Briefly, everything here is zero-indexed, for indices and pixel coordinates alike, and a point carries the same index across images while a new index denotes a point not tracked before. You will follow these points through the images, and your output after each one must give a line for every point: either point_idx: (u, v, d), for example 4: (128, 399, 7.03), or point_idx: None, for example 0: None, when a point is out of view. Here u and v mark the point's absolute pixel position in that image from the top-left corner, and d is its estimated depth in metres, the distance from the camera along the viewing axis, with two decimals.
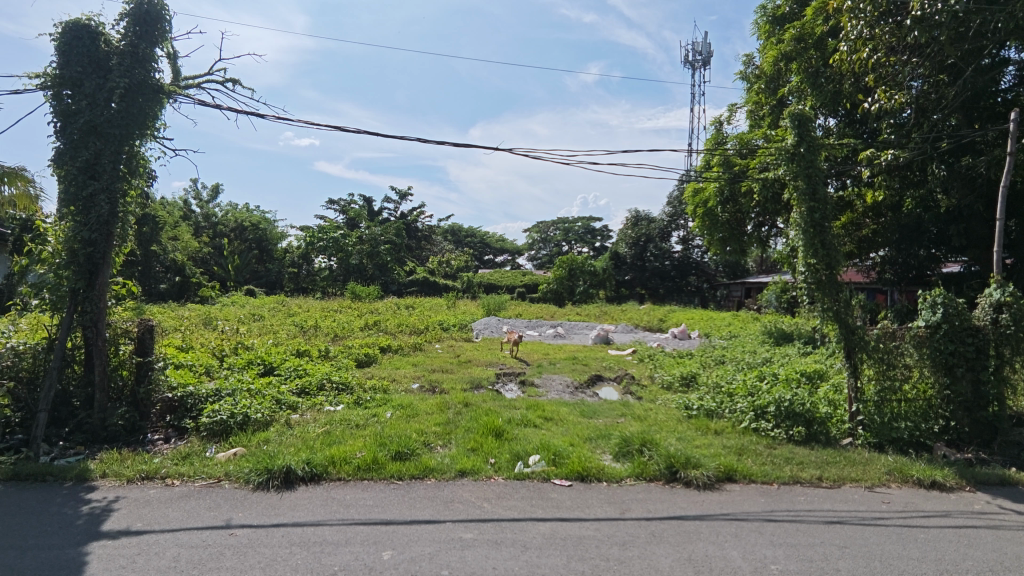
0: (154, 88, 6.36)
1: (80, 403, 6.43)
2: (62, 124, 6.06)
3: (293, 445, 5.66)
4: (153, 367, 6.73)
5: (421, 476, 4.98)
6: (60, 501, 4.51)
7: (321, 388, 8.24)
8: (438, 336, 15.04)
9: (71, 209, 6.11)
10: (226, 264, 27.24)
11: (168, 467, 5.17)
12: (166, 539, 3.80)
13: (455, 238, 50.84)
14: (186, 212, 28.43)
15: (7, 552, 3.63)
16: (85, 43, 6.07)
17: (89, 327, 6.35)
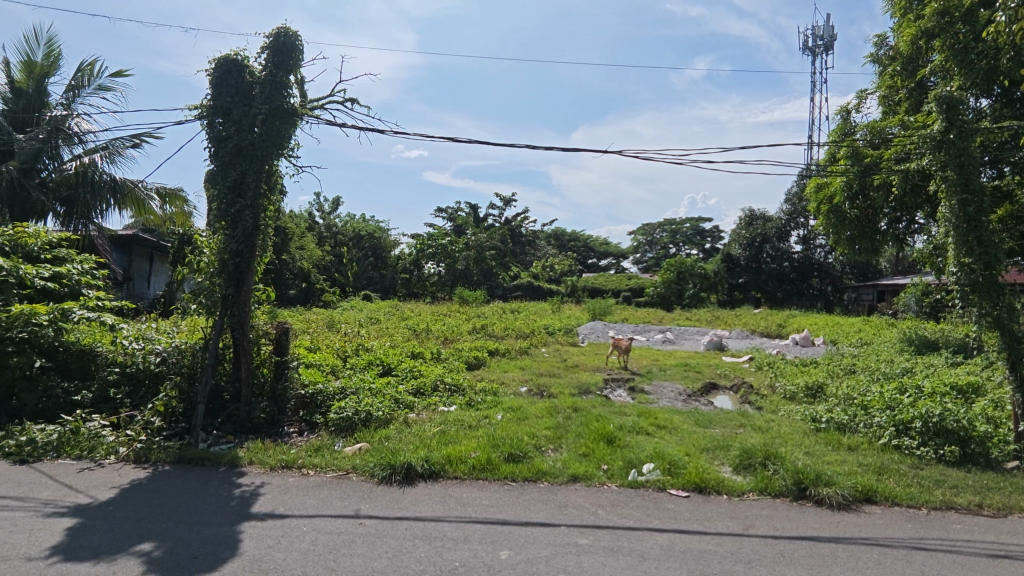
0: (290, 112, 6.99)
1: (230, 396, 7.19)
2: (215, 149, 6.84)
3: (412, 443, 5.95)
4: (289, 366, 7.38)
5: (534, 478, 5.05)
6: (217, 483, 5.08)
7: (435, 389, 8.60)
8: (544, 340, 15.13)
9: (223, 224, 6.87)
10: (346, 271, 29.24)
11: (303, 458, 5.63)
12: (305, 524, 4.15)
13: (559, 242, 50.95)
14: (311, 223, 30.79)
15: (177, 526, 4.14)
16: (233, 75, 6.82)
17: (236, 329, 7.08)
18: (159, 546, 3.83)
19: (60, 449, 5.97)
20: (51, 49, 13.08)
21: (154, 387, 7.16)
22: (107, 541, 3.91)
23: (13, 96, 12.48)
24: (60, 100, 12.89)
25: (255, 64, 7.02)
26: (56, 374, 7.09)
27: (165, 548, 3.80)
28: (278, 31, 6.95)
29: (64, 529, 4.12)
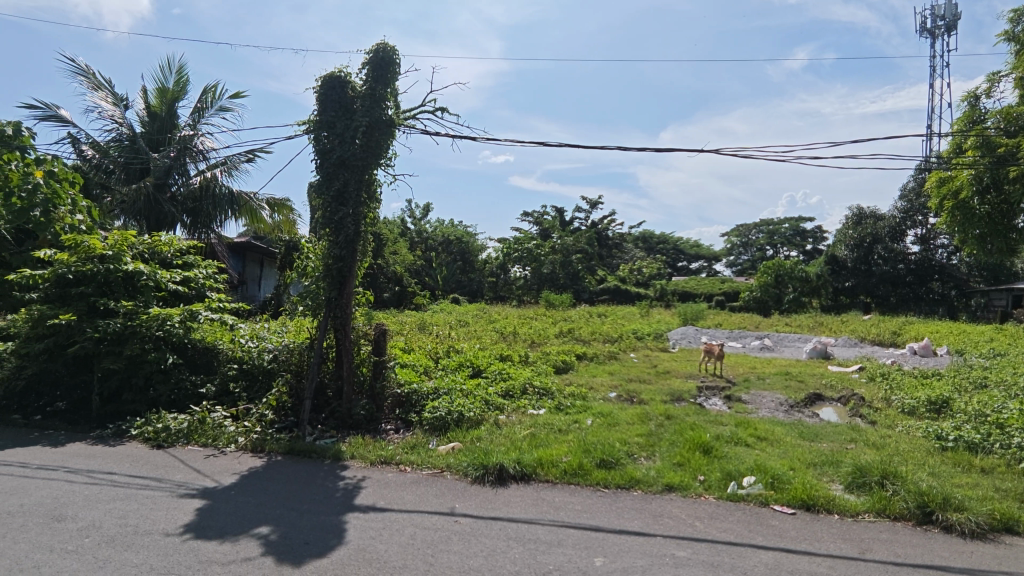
0: (388, 123, 7.34)
1: (332, 393, 7.62)
2: (321, 161, 7.30)
3: (503, 445, 6.03)
4: (386, 366, 7.72)
5: (627, 486, 4.95)
6: (323, 475, 5.42)
7: (524, 392, 8.67)
8: (633, 345, 14.82)
9: (327, 231, 7.32)
10: (436, 275, 30.18)
11: (400, 454, 5.87)
12: (405, 519, 4.32)
13: (647, 245, 49.77)
14: (404, 229, 32.05)
15: (289, 513, 4.45)
16: (337, 91, 7.26)
17: (339, 330, 7.50)
18: (275, 530, 4.13)
19: (189, 436, 6.60)
20: (180, 75, 14.53)
21: (268, 382, 7.76)
22: (230, 523, 4.27)
23: (148, 118, 13.97)
24: (187, 121, 14.29)
25: (357, 79, 7.42)
26: (185, 368, 7.82)
27: (280, 532, 4.10)
28: (378, 47, 7.31)
29: (195, 509, 4.55)
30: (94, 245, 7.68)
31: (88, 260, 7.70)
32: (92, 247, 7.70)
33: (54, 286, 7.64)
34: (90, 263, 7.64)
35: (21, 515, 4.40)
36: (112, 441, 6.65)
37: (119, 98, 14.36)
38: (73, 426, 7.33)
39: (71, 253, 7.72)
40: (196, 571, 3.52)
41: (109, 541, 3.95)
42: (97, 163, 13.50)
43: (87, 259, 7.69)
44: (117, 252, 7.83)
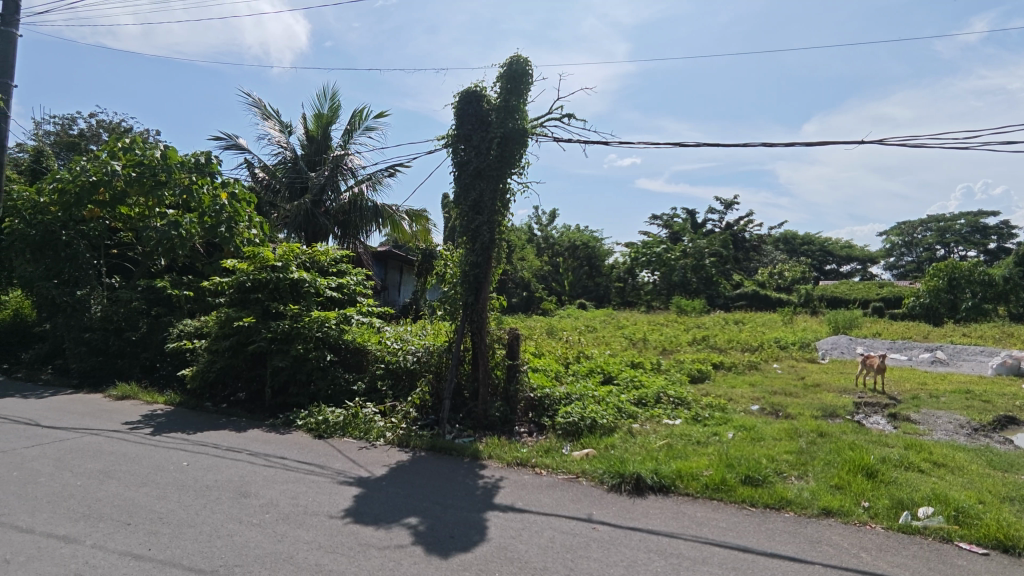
0: (521, 132, 7.52)
1: (469, 394, 7.95)
2: (458, 173, 7.67)
3: (639, 454, 5.90)
4: (519, 370, 7.93)
5: (777, 506, 4.61)
6: (464, 473, 5.67)
7: (659, 401, 8.41)
8: (775, 354, 13.76)
9: (465, 239, 7.67)
10: (563, 281, 30.34)
11: (535, 457, 5.97)
12: (543, 521, 4.39)
13: (789, 247, 46.07)
14: (531, 235, 32.62)
15: (434, 506, 4.72)
16: (473, 105, 7.58)
17: (475, 333, 7.81)
18: (423, 522, 4.40)
19: (345, 429, 7.23)
20: (333, 102, 16.08)
21: (411, 381, 8.30)
22: (384, 511, 4.62)
23: (307, 142, 15.60)
24: (339, 143, 15.75)
25: (492, 92, 7.71)
26: (340, 367, 8.59)
27: (427, 524, 4.35)
28: (512, 60, 7.54)
29: (353, 496, 4.98)
30: (268, 256, 8.73)
31: (262, 269, 8.76)
32: (266, 257, 8.76)
33: (236, 292, 8.78)
34: (264, 272, 8.69)
35: (215, 489, 5.12)
36: (282, 429, 7.49)
37: (285, 126, 16.22)
38: (250, 414, 8.36)
39: (250, 263, 8.83)
40: (356, 553, 3.85)
41: (284, 518, 4.47)
42: (266, 184, 15.33)
43: (262, 268, 8.76)
44: (285, 262, 8.83)
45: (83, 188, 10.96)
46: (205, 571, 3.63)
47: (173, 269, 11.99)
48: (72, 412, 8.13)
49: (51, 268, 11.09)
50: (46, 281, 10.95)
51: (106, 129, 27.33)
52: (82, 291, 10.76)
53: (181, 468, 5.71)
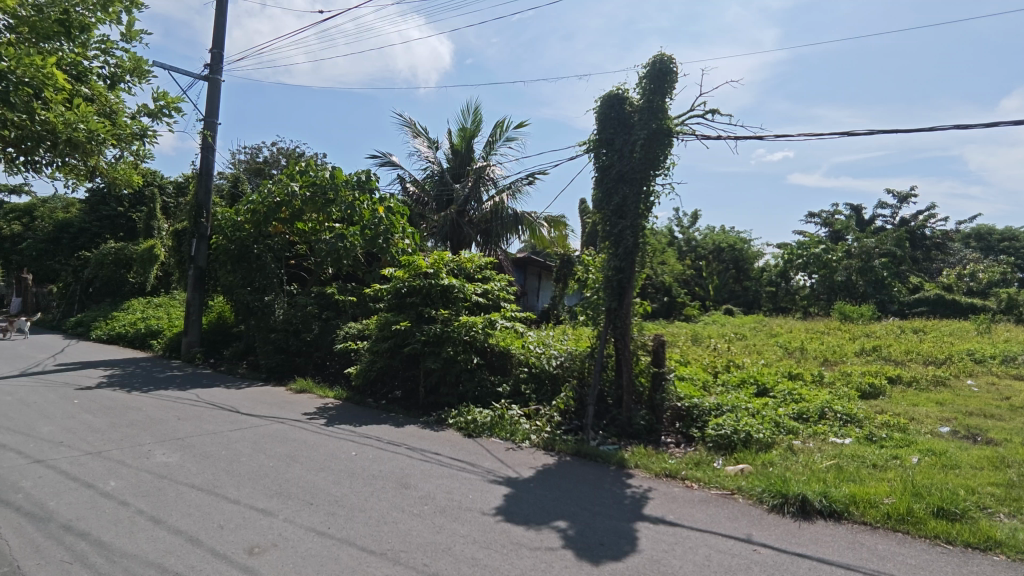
0: (665, 132, 7.30)
1: (612, 401, 7.85)
2: (601, 177, 7.63)
3: (803, 474, 5.40)
4: (665, 378, 7.68)
5: (983, 547, 3.95)
6: (610, 480, 5.61)
7: (823, 417, 7.64)
8: (970, 369, 11.85)
9: (607, 244, 7.59)
10: (707, 285, 28.86)
11: (685, 469, 5.73)
12: (697, 538, 4.19)
13: (983, 245, 39.59)
14: (671, 238, 31.52)
15: (583, 512, 4.72)
16: (616, 109, 7.50)
17: (619, 339, 7.70)
18: (572, 527, 4.42)
19: (492, 429, 7.50)
20: (476, 116, 16.87)
21: (555, 386, 8.39)
22: (533, 512, 4.72)
23: (453, 155, 16.50)
24: (481, 155, 16.47)
25: (635, 93, 7.57)
26: (486, 369, 8.94)
27: (576, 529, 4.37)
28: (656, 59, 7.36)
29: (503, 495, 5.15)
30: (421, 264, 9.37)
31: (416, 276, 9.44)
32: (419, 265, 9.42)
33: (393, 297, 9.52)
34: (419, 279, 9.35)
35: (381, 479, 5.59)
36: (435, 426, 7.96)
37: (432, 142, 17.35)
38: (406, 411, 8.97)
39: (405, 271, 9.55)
40: (509, 551, 3.98)
41: (441, 511, 4.75)
42: (417, 197, 16.47)
43: (416, 275, 9.42)
44: (436, 269, 9.42)
45: (270, 208, 12.66)
46: (375, 552, 3.97)
47: (339, 277, 13.33)
48: (263, 402, 9.38)
49: (245, 277, 12.76)
50: (242, 288, 12.72)
51: (284, 156, 31.18)
52: (269, 297, 12.35)
53: (351, 458, 6.32)
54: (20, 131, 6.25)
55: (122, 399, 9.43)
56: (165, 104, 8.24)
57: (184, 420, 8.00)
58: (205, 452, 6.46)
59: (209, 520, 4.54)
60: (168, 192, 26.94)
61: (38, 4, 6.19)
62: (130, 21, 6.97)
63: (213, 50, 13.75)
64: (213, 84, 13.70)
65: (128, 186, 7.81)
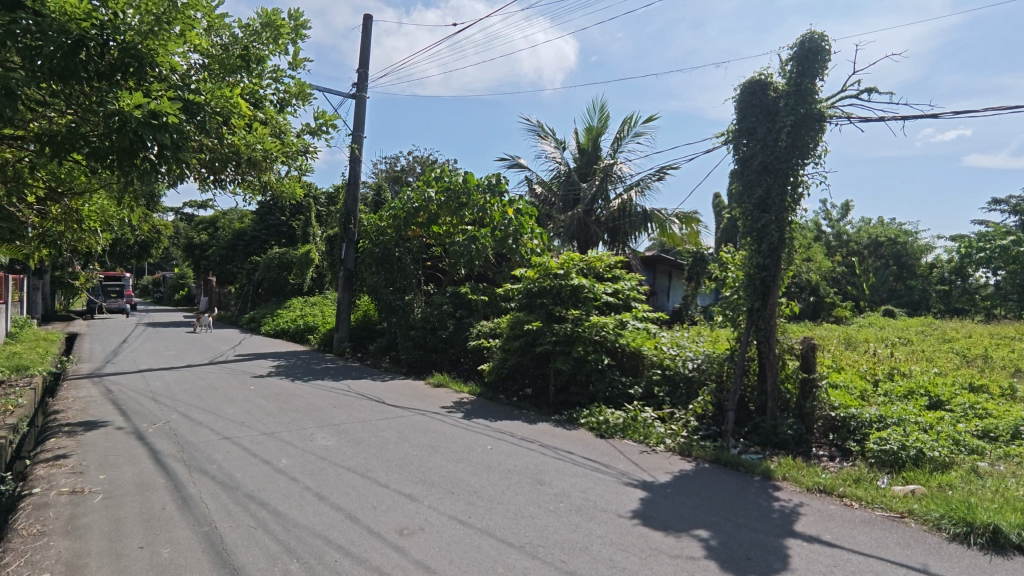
0: (816, 117, 6.73)
1: (755, 407, 7.38)
2: (741, 169, 7.15)
3: (993, 500, 4.68)
4: (816, 385, 7.09)
5: None
6: (755, 492, 5.27)
7: (1018, 438, 6.55)
8: None
9: (749, 240, 7.14)
10: (861, 284, 26.00)
11: (843, 486, 5.21)
12: (860, 562, 3.81)
13: None
14: (819, 232, 28.97)
15: (726, 523, 4.49)
16: (758, 95, 7.00)
17: (763, 342, 7.21)
18: (714, 537, 4.22)
19: (625, 431, 7.38)
20: (602, 114, 16.72)
21: (690, 389, 8.05)
22: (672, 518, 4.58)
23: (579, 155, 16.47)
24: (609, 152, 16.28)
25: (780, 77, 7.04)
26: (617, 370, 8.82)
27: (719, 540, 4.17)
28: (805, 37, 6.78)
29: (639, 499, 5.06)
30: (551, 265, 9.49)
31: (547, 276, 9.56)
32: (549, 266, 9.53)
33: (524, 297, 9.71)
34: (549, 279, 9.44)
35: (516, 474, 5.74)
36: (567, 425, 8.00)
37: (559, 143, 17.47)
38: (537, 408, 9.11)
39: (536, 271, 9.70)
40: (649, 556, 3.90)
41: (577, 509, 4.77)
42: (544, 198, 16.66)
43: (547, 275, 9.54)
44: (567, 269, 9.46)
45: (409, 214, 13.56)
46: (514, 545, 4.10)
47: (471, 277, 13.88)
48: (405, 395, 10.06)
49: (387, 278, 13.72)
50: (386, 288, 13.72)
51: (420, 163, 33.14)
52: (408, 296, 13.23)
53: (487, 451, 6.57)
54: (212, 153, 7.28)
55: (288, 387, 10.62)
56: (323, 122, 9.13)
57: (339, 408, 8.83)
58: (358, 438, 7.07)
59: (365, 501, 4.97)
60: (321, 202, 29.84)
61: (226, 43, 7.17)
62: (295, 51, 7.81)
63: (359, 70, 15.00)
64: (359, 101, 14.94)
65: (292, 198, 8.77)
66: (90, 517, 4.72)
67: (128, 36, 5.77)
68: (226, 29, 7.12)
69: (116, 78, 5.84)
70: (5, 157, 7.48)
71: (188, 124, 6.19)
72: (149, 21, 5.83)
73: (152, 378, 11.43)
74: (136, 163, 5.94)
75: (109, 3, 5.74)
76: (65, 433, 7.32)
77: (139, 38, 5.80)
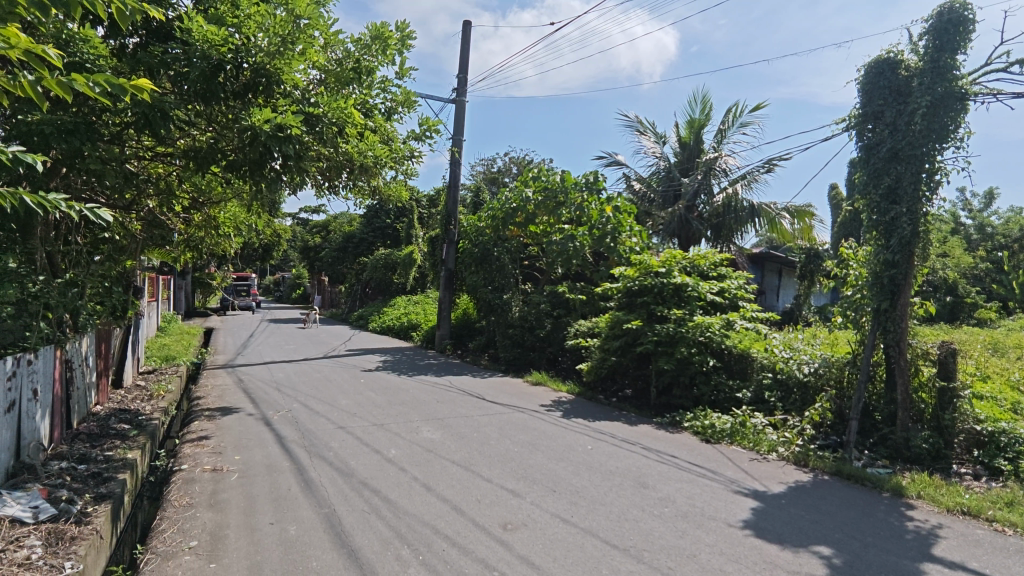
0: (958, 96, 6.00)
1: (882, 418, 6.79)
2: (867, 158, 6.57)
3: None
4: (958, 395, 6.38)
5: None
6: (885, 509, 4.82)
7: None
8: None
9: (876, 234, 6.54)
10: (1010, 282, 22.93)
11: (991, 509, 4.64)
12: None
13: None
14: (957, 225, 25.94)
15: (851, 541, 4.15)
16: (886, 75, 6.39)
17: (893, 346, 6.58)
18: (837, 555, 3.92)
19: (733, 436, 7.03)
20: (705, 105, 16.05)
21: (805, 396, 7.52)
22: (788, 532, 4.30)
23: (680, 149, 15.90)
24: (712, 145, 15.59)
25: (914, 54, 6.38)
26: (723, 372, 8.41)
27: (844, 559, 3.86)
28: (945, 8, 6.08)
29: (751, 508, 4.80)
30: (652, 263, 9.27)
31: (647, 275, 9.31)
32: (650, 264, 9.30)
33: (624, 296, 9.52)
34: (649, 277, 9.20)
35: (619, 476, 5.65)
36: (670, 428, 7.75)
37: (659, 137, 16.99)
38: (638, 410, 8.89)
39: (636, 270, 9.48)
40: (763, 570, 3.70)
41: (683, 515, 4.61)
42: (643, 194, 16.26)
43: (647, 274, 9.30)
44: (668, 268, 9.20)
45: (508, 214, 13.80)
46: (618, 547, 4.04)
47: (569, 276, 13.83)
48: (505, 392, 10.24)
49: (486, 277, 14.00)
50: (484, 287, 14.02)
51: (516, 164, 33.58)
52: (506, 295, 13.42)
53: (588, 451, 6.53)
54: (328, 162, 7.79)
55: (394, 381, 11.17)
56: (427, 128, 9.52)
57: (442, 403, 9.15)
58: (461, 432, 7.28)
59: (470, 494, 5.12)
60: (423, 205, 31.08)
61: (339, 58, 7.64)
62: (402, 61, 8.19)
63: (459, 75, 15.45)
64: (459, 105, 15.38)
65: (398, 202, 9.21)
66: (229, 493, 5.24)
67: (257, 57, 6.33)
68: (340, 44, 7.59)
69: (248, 96, 6.46)
70: (158, 172, 8.49)
71: (308, 135, 6.74)
72: (277, 42, 6.38)
73: (276, 369, 12.47)
74: (264, 173, 6.54)
75: (243, 29, 6.31)
76: (206, 417, 8.19)
77: (268, 59, 6.35)
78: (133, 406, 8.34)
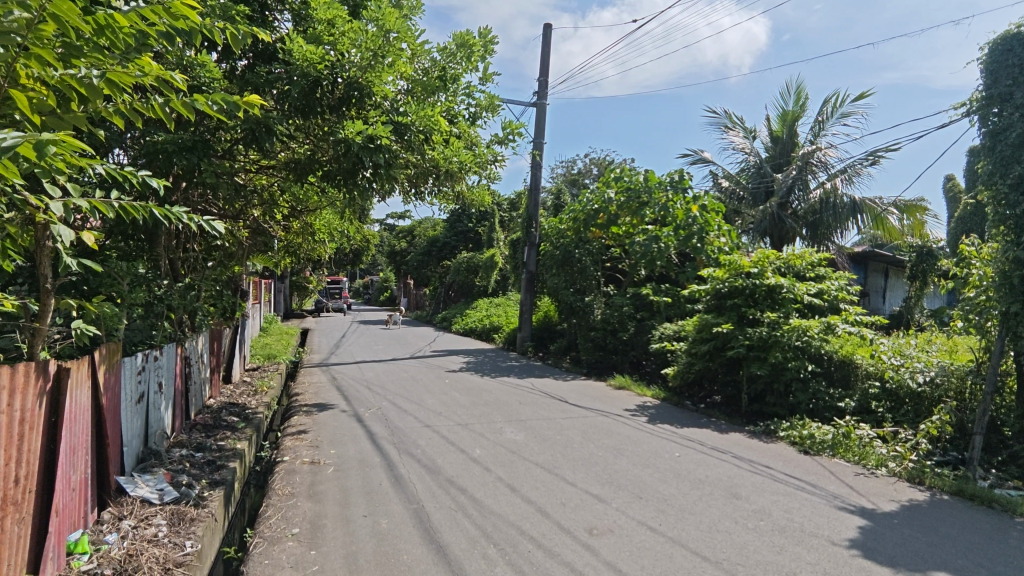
0: None
1: (1012, 433, 6.16)
2: (992, 145, 5.92)
3: None
4: None
5: None
6: (1017, 536, 4.33)
7: None
8: None
9: (1003, 228, 5.88)
10: None
11: None
12: None
13: None
14: None
15: (977, 568, 3.76)
16: (1015, 52, 5.73)
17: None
18: None
19: (835, 448, 6.55)
20: (799, 96, 15.18)
21: (919, 407, 6.98)
22: (902, 555, 3.96)
23: (772, 143, 15.09)
24: (808, 138, 14.68)
25: None
26: (823, 380, 7.85)
27: None
28: None
29: (857, 527, 4.46)
30: (743, 264, 8.86)
31: (738, 276, 8.91)
32: (741, 265, 8.90)
33: (713, 298, 9.17)
34: (740, 278, 8.80)
35: (709, 485, 5.43)
36: (764, 437, 7.36)
37: (749, 132, 16.21)
38: (729, 417, 8.51)
39: (726, 271, 9.11)
40: None
41: (781, 530, 4.36)
42: (731, 192, 15.57)
43: (738, 274, 8.91)
44: (760, 268, 8.76)
45: (589, 215, 13.67)
46: (709, 559, 3.89)
47: (652, 278, 13.47)
48: (587, 396, 10.13)
49: (568, 279, 13.94)
50: (566, 289, 13.97)
51: (597, 166, 33.22)
52: (588, 297, 13.29)
53: (675, 459, 6.33)
54: (416, 168, 8.04)
55: (478, 382, 11.36)
56: (510, 132, 9.64)
57: (524, 405, 9.20)
58: (544, 435, 7.29)
59: (554, 497, 5.11)
60: (504, 209, 31.45)
61: (426, 67, 7.89)
62: (485, 67, 8.33)
63: (540, 78, 15.54)
64: (540, 108, 15.46)
65: (481, 206, 9.36)
66: (326, 485, 5.54)
67: (351, 72, 6.67)
68: (426, 55, 7.84)
69: (343, 109, 6.82)
70: (262, 183, 9.16)
71: (397, 143, 7.00)
72: (369, 56, 6.67)
73: (366, 369, 13.04)
74: (357, 182, 6.85)
75: (338, 45, 6.66)
76: (304, 412, 8.70)
77: (360, 73, 6.66)
78: (240, 400, 9.02)
